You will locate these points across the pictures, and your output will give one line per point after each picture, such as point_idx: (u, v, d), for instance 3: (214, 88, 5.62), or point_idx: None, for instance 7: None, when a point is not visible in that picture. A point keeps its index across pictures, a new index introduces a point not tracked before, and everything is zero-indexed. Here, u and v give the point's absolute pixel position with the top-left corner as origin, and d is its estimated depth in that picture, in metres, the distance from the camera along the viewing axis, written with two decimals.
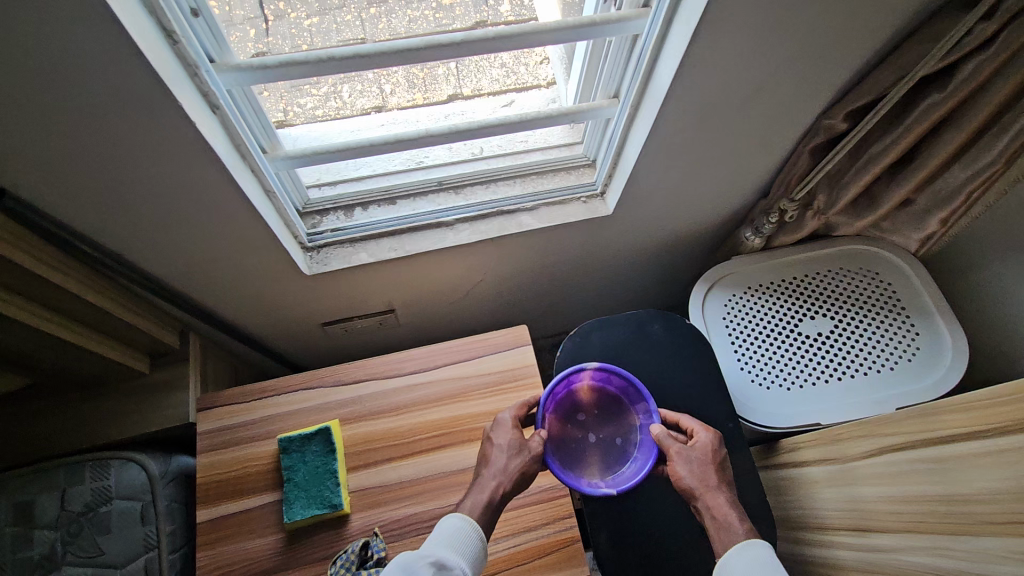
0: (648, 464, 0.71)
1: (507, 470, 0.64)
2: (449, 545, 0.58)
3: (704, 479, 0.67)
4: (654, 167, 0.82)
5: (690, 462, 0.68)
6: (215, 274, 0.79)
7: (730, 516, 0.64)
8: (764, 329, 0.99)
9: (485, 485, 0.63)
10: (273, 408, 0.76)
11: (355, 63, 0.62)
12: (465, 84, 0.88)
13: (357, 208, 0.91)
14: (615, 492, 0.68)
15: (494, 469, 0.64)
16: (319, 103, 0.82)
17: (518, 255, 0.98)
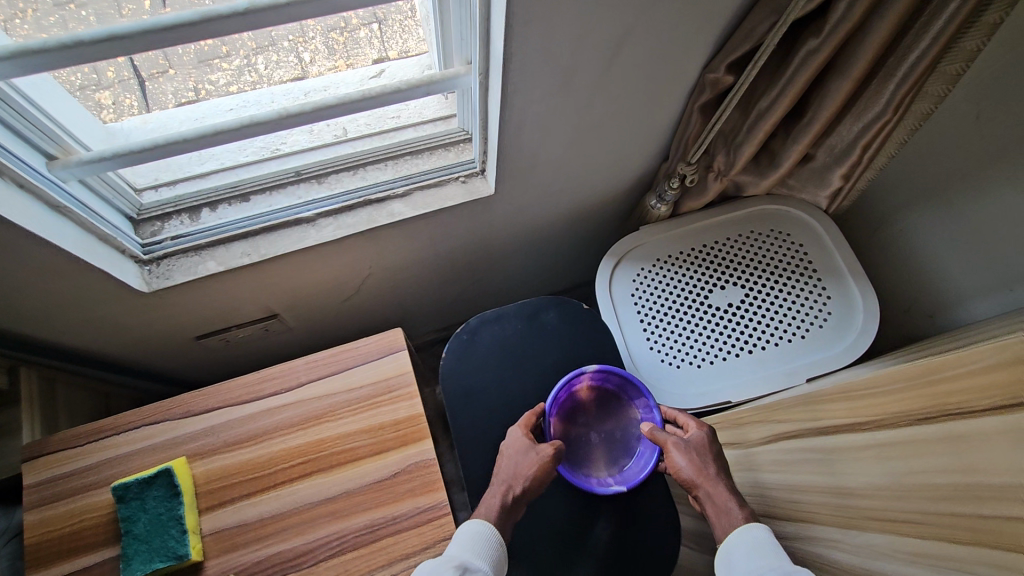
0: (655, 458, 0.70)
1: (517, 474, 0.65)
2: (470, 551, 0.57)
3: (704, 468, 0.63)
4: (529, 138, 0.74)
5: (686, 452, 0.64)
6: (30, 304, 0.68)
7: (731, 505, 0.60)
8: (673, 304, 0.92)
9: (496, 489, 0.64)
10: (112, 450, 0.67)
11: (164, 39, 0.51)
12: (392, 46, 0.76)
13: (205, 209, 0.80)
14: (623, 488, 0.69)
15: (503, 474, 0.65)
16: (232, 79, 0.71)
17: (404, 246, 0.89)
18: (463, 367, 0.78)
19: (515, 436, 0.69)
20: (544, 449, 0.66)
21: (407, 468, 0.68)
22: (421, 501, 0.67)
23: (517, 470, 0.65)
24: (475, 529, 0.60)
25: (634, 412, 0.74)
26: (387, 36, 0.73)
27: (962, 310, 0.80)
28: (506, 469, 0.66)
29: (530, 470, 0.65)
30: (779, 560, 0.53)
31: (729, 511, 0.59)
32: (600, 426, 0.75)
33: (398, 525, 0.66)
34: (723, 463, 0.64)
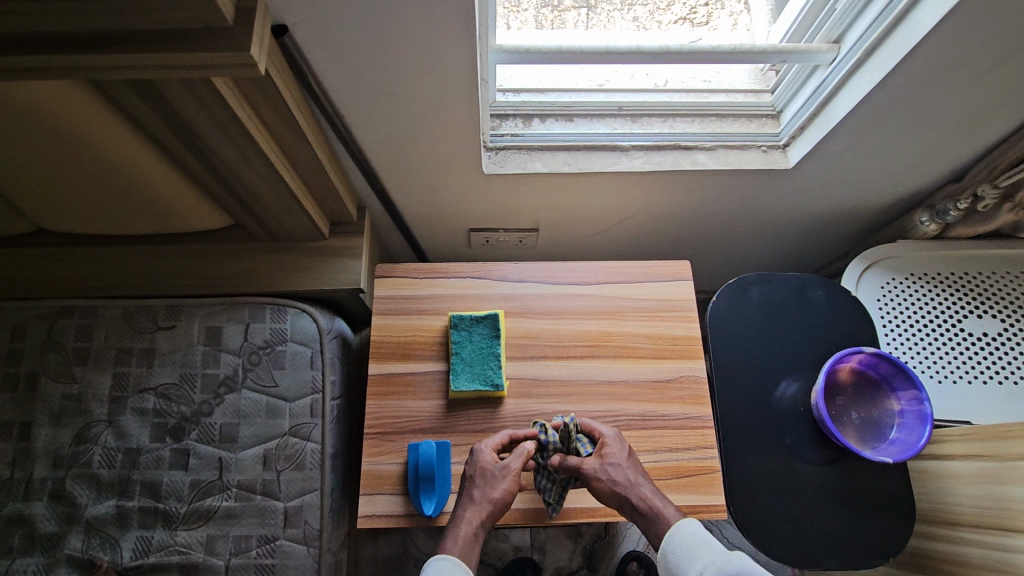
0: (922, 443, 0.72)
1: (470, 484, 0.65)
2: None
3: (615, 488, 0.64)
4: (864, 121, 0.79)
5: (597, 470, 0.65)
6: (408, 155, 0.83)
7: (660, 506, 0.64)
8: (922, 319, 0.95)
9: (472, 511, 0.63)
10: (442, 288, 0.81)
11: None
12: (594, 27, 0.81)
13: (536, 119, 0.92)
14: (890, 461, 0.72)
15: (475, 495, 0.64)
16: None
17: (679, 195, 0.97)
18: (732, 314, 0.85)
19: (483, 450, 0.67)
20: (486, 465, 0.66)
21: (679, 378, 0.77)
22: (688, 409, 0.76)
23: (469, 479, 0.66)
24: (439, 564, 0.59)
25: (895, 403, 0.77)
26: (591, 23, 0.81)
27: None
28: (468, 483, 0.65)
29: (501, 490, 0.64)
30: (715, 553, 0.59)
31: (659, 516, 0.63)
32: (857, 409, 0.79)
33: (664, 423, 0.75)
34: (635, 470, 0.66)
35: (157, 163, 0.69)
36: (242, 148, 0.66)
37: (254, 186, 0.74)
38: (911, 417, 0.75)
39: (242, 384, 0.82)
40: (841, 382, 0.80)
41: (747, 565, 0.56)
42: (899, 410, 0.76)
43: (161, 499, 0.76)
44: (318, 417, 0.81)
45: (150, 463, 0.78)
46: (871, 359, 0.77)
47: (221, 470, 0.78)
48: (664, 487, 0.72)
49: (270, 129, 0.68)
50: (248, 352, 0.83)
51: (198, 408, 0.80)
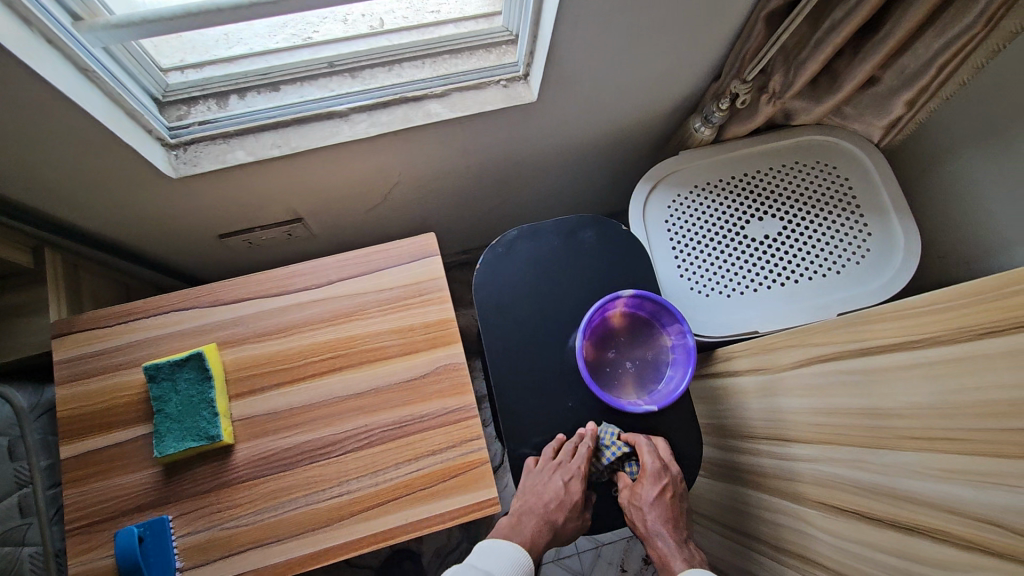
0: (687, 382, 0.68)
1: (552, 504, 0.65)
2: (495, 567, 0.60)
3: (642, 518, 0.65)
4: (582, 34, 0.69)
5: (627, 506, 0.67)
6: (50, 177, 0.65)
7: (666, 555, 0.63)
8: (709, 233, 0.91)
9: (541, 527, 0.65)
10: (140, 332, 0.67)
11: None
12: None
13: (233, 95, 0.76)
14: (654, 408, 0.68)
15: (556, 518, 0.65)
16: None
17: (434, 151, 0.85)
18: (499, 279, 0.77)
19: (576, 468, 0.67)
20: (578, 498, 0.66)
21: (436, 369, 0.69)
22: (450, 402, 0.68)
23: (559, 501, 0.65)
24: (511, 557, 0.61)
25: (666, 340, 0.73)
26: None
27: (995, 259, 0.78)
28: (550, 499, 0.65)
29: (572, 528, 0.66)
30: None
31: (666, 563, 0.63)
32: (632, 353, 0.75)
33: (427, 422, 0.67)
34: (673, 507, 0.66)
35: None
36: None
37: None
38: (678, 355, 0.70)
39: None
40: (615, 327, 0.75)
41: None
42: (669, 348, 0.72)
43: None
44: (33, 515, 0.68)
45: None
46: (634, 301, 0.71)
47: None
48: (433, 494, 0.64)
49: None
50: None
51: None
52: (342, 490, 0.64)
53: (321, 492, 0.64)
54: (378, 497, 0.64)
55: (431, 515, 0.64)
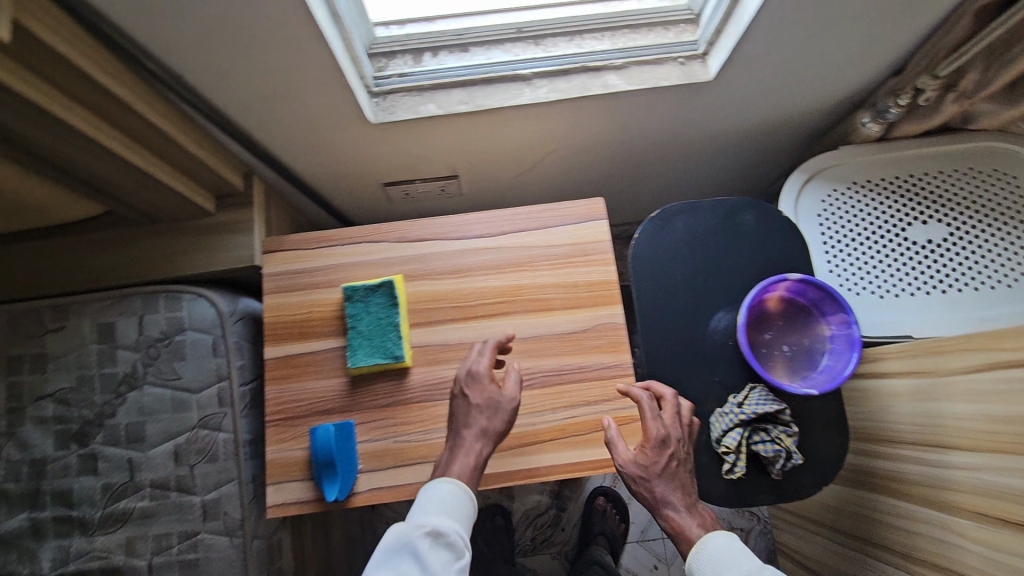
0: (852, 370, 0.68)
1: (493, 426, 0.61)
2: (433, 510, 0.55)
3: (649, 486, 0.60)
4: (781, 16, 0.69)
5: (626, 469, 0.61)
6: (277, 113, 0.74)
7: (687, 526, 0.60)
8: (864, 232, 0.89)
9: (469, 449, 0.60)
10: (337, 257, 0.75)
11: None
12: None
13: (427, 53, 0.82)
14: (814, 392, 0.68)
15: (472, 436, 0.60)
16: None
17: (598, 122, 0.88)
18: (656, 250, 0.80)
19: (480, 385, 0.62)
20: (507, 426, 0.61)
21: (596, 326, 0.72)
22: (607, 358, 0.71)
23: (490, 424, 0.61)
24: (445, 487, 0.57)
25: (826, 329, 0.73)
26: None
27: None
28: (471, 419, 0.61)
29: (499, 425, 0.61)
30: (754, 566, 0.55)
31: (685, 535, 0.59)
32: (787, 339, 0.75)
33: (584, 373, 0.71)
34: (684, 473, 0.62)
35: None
36: (64, 136, 0.57)
37: (102, 171, 0.66)
38: (841, 343, 0.70)
39: (143, 381, 0.78)
40: (772, 312, 0.76)
41: None
42: (830, 336, 0.72)
43: (74, 506, 0.74)
44: (228, 405, 0.78)
45: (58, 471, 0.75)
46: (799, 286, 0.72)
47: (132, 471, 0.75)
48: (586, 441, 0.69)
49: (81, 97, 0.57)
50: (145, 346, 0.79)
51: (100, 411, 0.77)
52: None
53: None
54: (536, 435, 0.69)
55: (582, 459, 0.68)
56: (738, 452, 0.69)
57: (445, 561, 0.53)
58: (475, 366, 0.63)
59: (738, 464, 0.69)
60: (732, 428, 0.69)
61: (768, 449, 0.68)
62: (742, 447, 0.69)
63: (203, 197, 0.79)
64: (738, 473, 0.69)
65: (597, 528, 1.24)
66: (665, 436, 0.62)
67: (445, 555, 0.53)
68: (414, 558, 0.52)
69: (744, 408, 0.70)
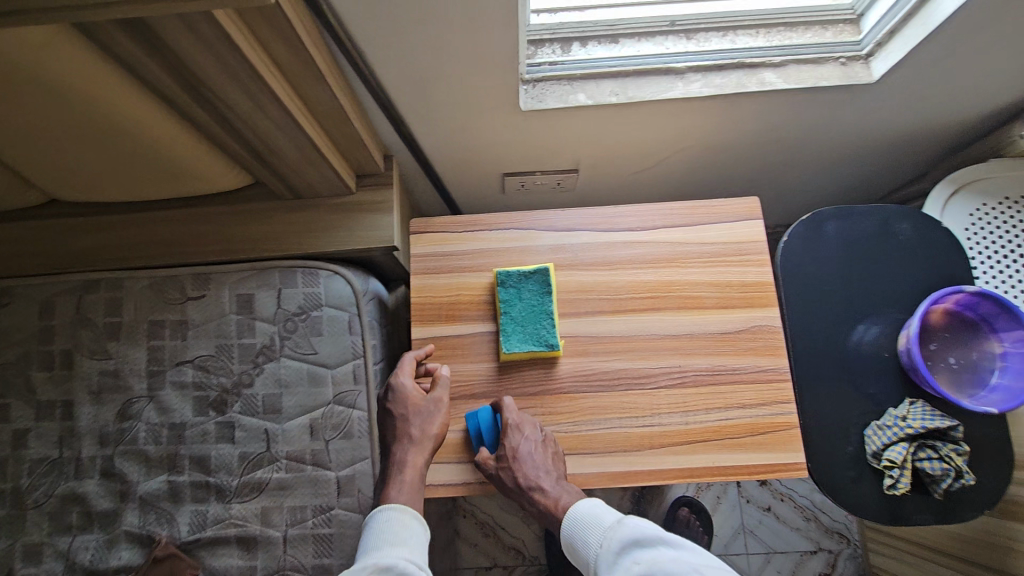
0: None
1: (426, 433, 0.66)
2: (378, 545, 0.61)
3: (517, 471, 0.63)
4: (974, 18, 0.66)
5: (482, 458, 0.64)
6: (437, 94, 0.74)
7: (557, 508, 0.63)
8: (1013, 250, 0.86)
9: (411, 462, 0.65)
10: (484, 242, 0.74)
11: None
12: None
13: (576, 42, 0.82)
14: (993, 410, 0.64)
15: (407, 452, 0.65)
16: None
17: (739, 122, 0.86)
18: (807, 254, 0.77)
19: (402, 398, 0.68)
20: (439, 432, 0.67)
21: (751, 328, 0.70)
22: (762, 362, 0.69)
23: (426, 431, 0.66)
24: (387, 514, 0.63)
25: (998, 345, 0.69)
26: None
27: None
28: (409, 428, 0.66)
29: (434, 429, 0.66)
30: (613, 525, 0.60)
31: (552, 515, 0.63)
32: (951, 354, 0.72)
33: (738, 375, 0.68)
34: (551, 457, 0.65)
35: (175, 126, 0.64)
36: (260, 100, 0.58)
37: (276, 141, 0.67)
38: (1018, 361, 0.67)
39: (280, 353, 0.78)
40: (933, 325, 0.72)
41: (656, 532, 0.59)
42: (1003, 354, 0.68)
43: (211, 473, 0.75)
44: (362, 383, 0.78)
45: (197, 437, 0.75)
46: (971, 299, 0.68)
47: (268, 442, 0.75)
48: (740, 445, 0.66)
49: (283, 65, 0.59)
50: (283, 319, 0.79)
51: (238, 380, 0.77)
52: (654, 421, 0.67)
53: (635, 420, 0.67)
54: (687, 436, 0.67)
55: (736, 464, 0.66)
56: (903, 468, 0.66)
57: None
58: (399, 385, 0.69)
59: (902, 480, 0.66)
60: (895, 442, 0.67)
61: (936, 466, 0.65)
62: (907, 462, 0.66)
63: (348, 175, 0.80)
64: (902, 489, 0.66)
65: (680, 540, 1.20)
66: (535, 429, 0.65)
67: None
68: None
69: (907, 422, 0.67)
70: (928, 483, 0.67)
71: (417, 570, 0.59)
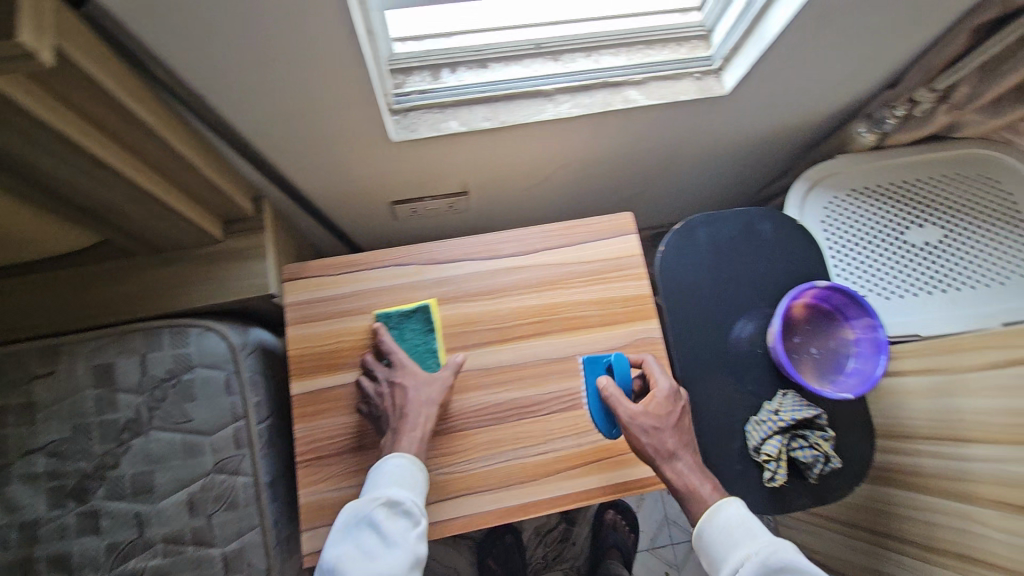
0: (881, 372, 0.70)
1: (433, 399, 0.65)
2: (387, 484, 0.59)
3: (660, 442, 0.62)
4: (800, 34, 0.72)
5: (641, 434, 0.62)
6: (295, 133, 0.70)
7: (693, 482, 0.62)
8: (865, 236, 0.93)
9: (417, 423, 0.63)
10: (363, 283, 0.71)
11: None
12: None
13: (446, 68, 0.80)
14: (849, 395, 0.70)
15: (414, 411, 0.63)
16: None
17: (612, 137, 0.89)
18: (681, 261, 0.81)
19: (406, 368, 0.66)
20: (444, 400, 0.66)
21: (634, 342, 0.72)
22: (647, 374, 0.71)
23: (431, 396, 0.65)
24: (396, 461, 0.60)
25: (851, 333, 0.75)
26: None
27: None
28: (414, 395, 0.64)
29: (439, 396, 0.65)
30: (763, 541, 0.57)
31: (693, 493, 0.61)
32: (814, 343, 0.78)
33: (625, 390, 0.70)
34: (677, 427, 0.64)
35: None
36: (74, 161, 0.52)
37: (111, 199, 0.60)
38: (867, 346, 0.73)
39: (148, 425, 0.71)
40: (798, 318, 0.78)
41: (794, 560, 0.55)
42: (855, 340, 0.75)
43: (75, 571, 0.67)
44: (245, 447, 0.73)
45: (54, 533, 0.67)
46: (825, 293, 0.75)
47: (140, 527, 0.68)
48: (633, 460, 0.67)
49: (100, 121, 0.53)
50: (150, 387, 0.72)
51: (100, 462, 0.69)
52: (548, 447, 0.68)
53: (530, 447, 0.68)
54: (581, 457, 0.67)
55: (634, 478, 0.67)
56: (779, 460, 0.71)
57: (402, 530, 0.57)
58: (398, 357, 0.67)
59: (779, 472, 0.71)
60: (771, 436, 0.71)
61: (807, 455, 0.70)
62: (782, 454, 0.71)
63: (210, 223, 0.73)
64: (779, 480, 0.71)
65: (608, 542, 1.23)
66: (677, 396, 0.65)
67: (403, 524, 0.57)
68: (373, 529, 0.56)
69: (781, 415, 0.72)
70: (803, 470, 0.72)
71: (422, 514, 0.58)
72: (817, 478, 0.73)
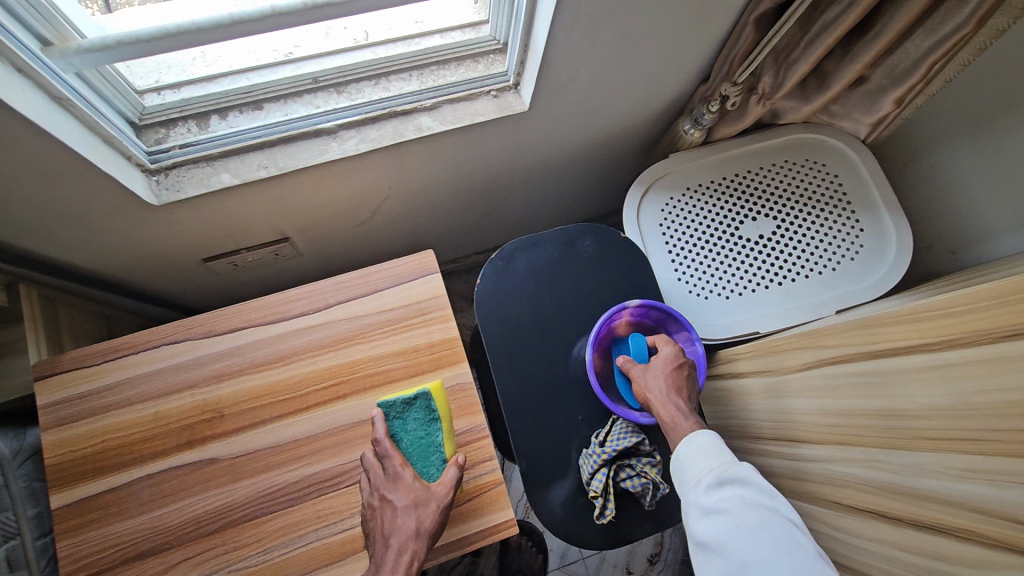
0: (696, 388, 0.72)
1: (422, 526, 0.56)
2: None
3: (657, 385, 0.67)
4: (574, 46, 0.67)
5: (646, 377, 0.68)
6: (23, 215, 0.62)
7: (679, 418, 0.63)
8: (703, 235, 0.90)
9: (400, 558, 0.55)
10: (132, 369, 0.64)
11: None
12: None
13: (214, 115, 0.73)
14: None
15: (399, 542, 0.55)
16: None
17: (424, 164, 0.83)
18: (499, 293, 0.76)
19: (403, 483, 0.58)
20: (439, 521, 0.57)
21: None
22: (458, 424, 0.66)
23: (421, 525, 0.56)
24: None
25: None
26: None
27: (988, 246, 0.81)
28: (401, 523, 0.56)
29: (428, 521, 0.56)
30: (720, 460, 0.59)
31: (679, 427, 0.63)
32: None
33: None
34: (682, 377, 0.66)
35: None
36: None
37: None
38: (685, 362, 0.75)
39: None
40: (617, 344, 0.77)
41: (746, 473, 0.56)
42: None
43: None
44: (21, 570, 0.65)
45: None
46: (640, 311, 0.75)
47: None
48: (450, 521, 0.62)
49: None
50: None
51: None
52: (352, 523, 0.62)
53: (330, 527, 0.61)
54: None
55: (450, 541, 0.61)
56: (606, 494, 0.68)
57: None
58: (392, 463, 0.59)
59: (608, 506, 0.68)
60: (597, 469, 0.68)
61: (635, 484, 0.68)
62: (609, 487, 0.68)
63: None
64: (608, 515, 0.68)
65: (515, 566, 1.20)
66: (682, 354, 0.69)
67: None
68: None
69: (606, 446, 0.69)
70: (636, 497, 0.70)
71: None
72: (653, 504, 0.70)
